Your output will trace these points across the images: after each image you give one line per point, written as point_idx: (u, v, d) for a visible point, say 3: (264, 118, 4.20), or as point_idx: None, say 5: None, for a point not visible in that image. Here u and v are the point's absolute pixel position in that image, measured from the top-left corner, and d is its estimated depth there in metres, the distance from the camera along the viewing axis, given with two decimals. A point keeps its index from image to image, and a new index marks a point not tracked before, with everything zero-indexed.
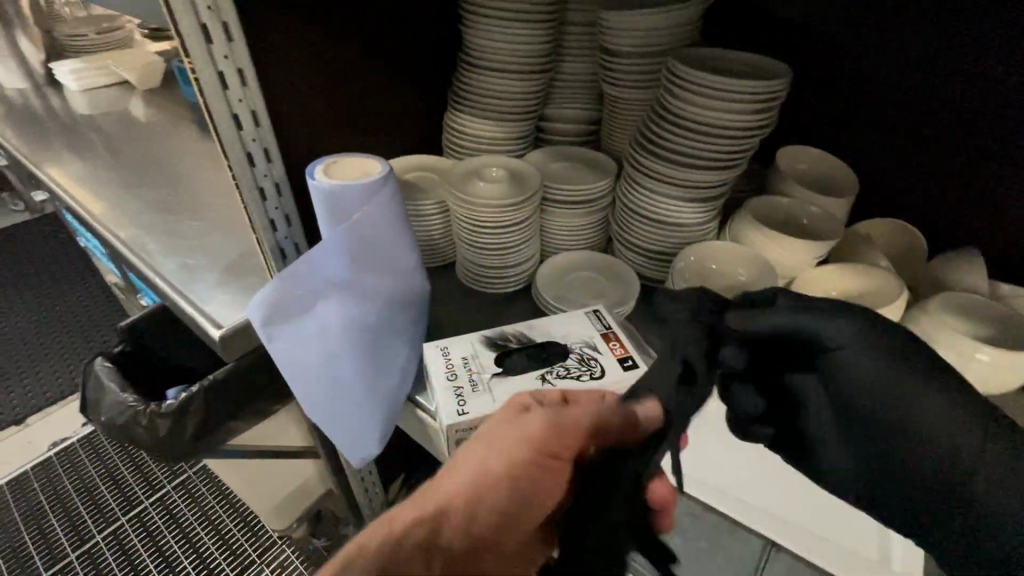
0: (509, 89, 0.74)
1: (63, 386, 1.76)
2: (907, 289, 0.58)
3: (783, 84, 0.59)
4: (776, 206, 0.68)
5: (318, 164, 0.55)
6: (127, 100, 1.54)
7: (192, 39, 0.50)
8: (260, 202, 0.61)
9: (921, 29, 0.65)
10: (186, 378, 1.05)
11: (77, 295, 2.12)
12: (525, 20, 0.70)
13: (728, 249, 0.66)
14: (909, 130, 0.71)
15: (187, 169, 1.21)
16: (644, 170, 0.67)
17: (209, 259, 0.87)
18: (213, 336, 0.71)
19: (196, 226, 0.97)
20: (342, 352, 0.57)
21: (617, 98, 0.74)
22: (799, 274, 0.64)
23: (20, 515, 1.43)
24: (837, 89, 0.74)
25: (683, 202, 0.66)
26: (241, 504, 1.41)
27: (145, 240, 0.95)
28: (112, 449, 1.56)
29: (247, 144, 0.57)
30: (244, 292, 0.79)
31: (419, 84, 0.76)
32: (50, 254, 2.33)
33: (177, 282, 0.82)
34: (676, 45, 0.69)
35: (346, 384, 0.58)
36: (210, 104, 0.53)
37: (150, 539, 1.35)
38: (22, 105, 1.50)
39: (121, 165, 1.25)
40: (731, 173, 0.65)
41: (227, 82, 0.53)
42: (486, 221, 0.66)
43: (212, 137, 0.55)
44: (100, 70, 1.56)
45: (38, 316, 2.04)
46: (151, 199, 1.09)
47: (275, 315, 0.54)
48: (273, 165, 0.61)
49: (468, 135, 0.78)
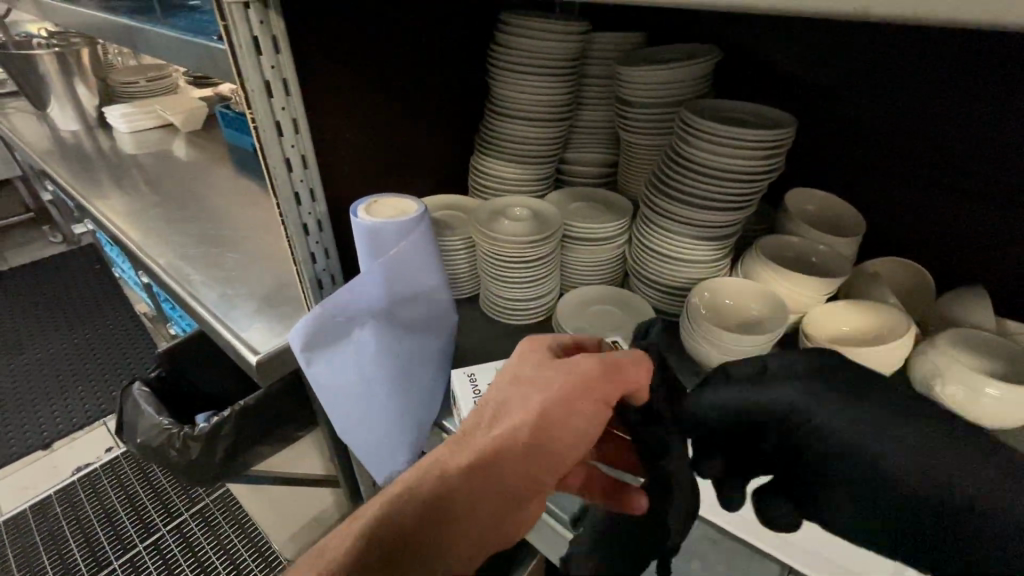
0: (533, 134, 0.80)
1: (90, 412, 1.81)
2: (913, 326, 0.61)
3: (788, 134, 0.63)
4: (784, 245, 0.72)
5: (361, 204, 0.61)
6: (171, 141, 1.65)
7: (256, 92, 0.56)
8: (303, 237, 0.66)
9: (919, 83, 0.70)
10: (215, 403, 1.09)
11: (107, 324, 2.20)
12: (549, 74, 0.76)
13: (739, 286, 0.69)
14: (913, 174, 0.75)
15: (224, 205, 1.29)
16: (659, 210, 0.72)
17: (246, 289, 0.92)
18: (250, 362, 0.75)
19: (234, 258, 1.03)
20: (375, 378, 0.60)
21: (633, 144, 0.79)
22: (809, 309, 0.67)
23: (42, 539, 1.45)
24: (840, 134, 0.79)
25: (696, 240, 0.70)
26: (257, 533, 1.42)
27: (186, 270, 1.01)
28: (133, 475, 1.59)
29: (295, 185, 0.63)
30: (279, 320, 0.83)
31: (448, 128, 0.82)
32: (84, 284, 2.43)
33: (217, 310, 0.87)
34: (689, 96, 0.74)
35: (377, 408, 0.61)
36: (266, 148, 0.59)
37: (166, 566, 1.36)
38: (75, 145, 1.62)
39: (163, 200, 1.34)
40: (742, 213, 0.69)
41: (282, 130, 0.59)
42: (511, 257, 0.70)
43: (265, 178, 0.61)
44: (148, 113, 1.69)
45: (69, 343, 2.11)
46: (191, 232, 1.16)
47: (314, 341, 0.58)
48: (316, 204, 0.66)
49: (494, 176, 0.83)
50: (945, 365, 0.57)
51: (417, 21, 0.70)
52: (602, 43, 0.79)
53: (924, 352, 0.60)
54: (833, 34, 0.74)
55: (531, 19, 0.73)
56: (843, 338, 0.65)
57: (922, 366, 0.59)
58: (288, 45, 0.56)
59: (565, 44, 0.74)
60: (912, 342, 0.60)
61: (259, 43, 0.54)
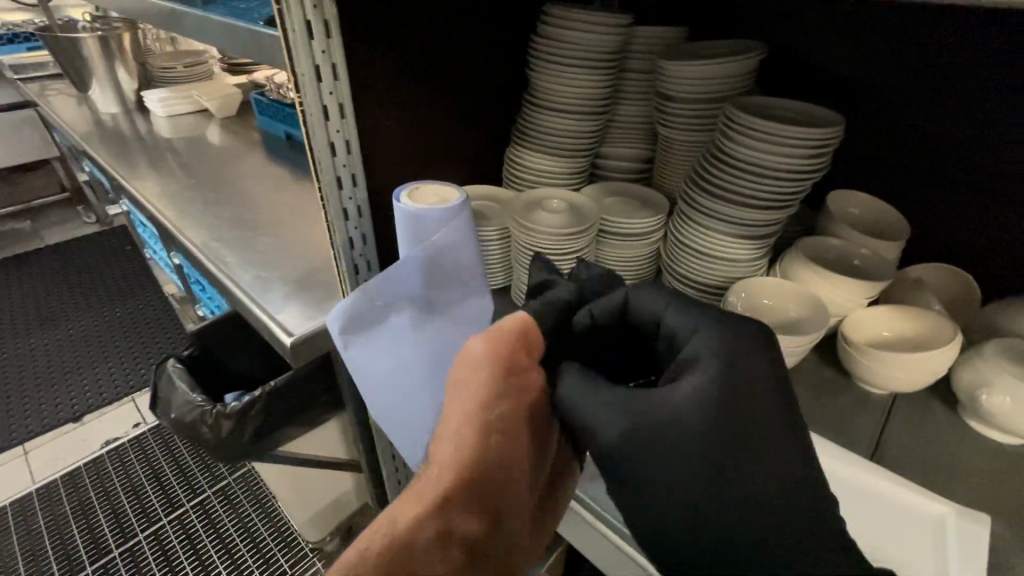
0: (570, 128, 0.79)
1: (119, 388, 1.87)
2: (960, 334, 0.60)
3: (836, 135, 0.62)
4: (825, 247, 0.70)
5: (403, 189, 0.61)
6: (205, 126, 1.67)
7: (306, 78, 0.57)
8: (343, 222, 0.67)
9: (972, 84, 0.68)
10: (243, 383, 1.12)
11: (138, 302, 2.26)
12: (590, 68, 0.76)
13: (776, 285, 0.67)
14: (965, 179, 0.72)
15: (256, 190, 1.31)
16: (697, 208, 0.71)
17: (280, 272, 0.94)
18: (285, 343, 0.76)
19: (268, 241, 1.05)
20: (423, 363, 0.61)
21: (672, 139, 0.78)
22: (850, 313, 0.66)
23: (72, 508, 1.50)
24: (884, 136, 0.77)
25: (736, 239, 0.69)
26: (278, 515, 1.45)
27: (220, 251, 1.03)
28: (160, 453, 1.64)
29: (338, 170, 0.64)
30: (312, 304, 0.85)
31: (486, 119, 0.82)
32: (115, 264, 2.50)
33: (251, 291, 0.89)
34: (732, 93, 0.73)
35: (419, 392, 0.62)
36: (313, 133, 0.60)
37: (189, 542, 1.39)
38: (114, 128, 1.66)
39: (196, 183, 1.36)
40: (782, 214, 0.68)
41: (328, 115, 0.60)
42: (545, 249, 0.70)
43: (309, 163, 0.62)
44: (184, 99, 1.72)
45: (101, 321, 2.17)
46: (225, 215, 1.19)
47: (359, 321, 0.59)
48: (357, 189, 0.67)
49: (529, 169, 0.83)
50: (992, 374, 0.56)
51: (462, 13, 0.71)
52: (643, 38, 0.79)
53: (970, 360, 0.59)
54: (884, 33, 0.73)
55: (576, 12, 0.73)
56: (884, 344, 0.64)
57: (968, 373, 0.58)
58: (339, 31, 0.57)
59: (608, 38, 0.73)
60: (958, 349, 0.59)
61: (311, 28, 0.55)
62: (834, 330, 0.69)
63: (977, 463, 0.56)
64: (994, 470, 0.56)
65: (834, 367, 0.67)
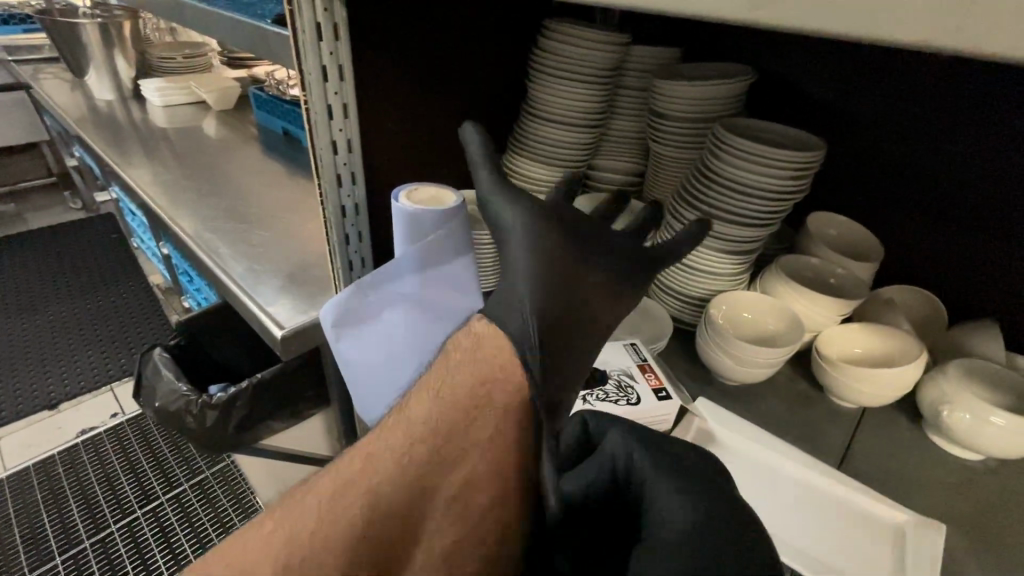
0: (565, 139, 0.82)
1: (99, 377, 1.84)
2: (925, 351, 0.63)
3: (816, 158, 0.66)
4: (803, 265, 0.73)
5: (402, 189, 0.63)
6: (202, 118, 1.67)
7: (312, 77, 0.58)
8: (340, 219, 0.68)
9: (943, 118, 0.72)
10: (228, 374, 1.12)
11: (122, 291, 2.24)
12: (586, 82, 0.78)
13: (756, 299, 0.70)
14: (939, 207, 0.76)
15: (251, 183, 1.32)
16: (683, 222, 0.74)
17: (273, 266, 0.95)
18: (275, 336, 0.77)
19: (262, 234, 1.06)
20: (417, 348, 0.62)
21: (663, 155, 0.81)
22: (824, 329, 0.69)
23: (43, 497, 1.47)
24: (863, 162, 0.81)
25: (720, 253, 0.72)
26: (255, 511, 1.44)
27: (213, 242, 1.04)
28: (137, 444, 1.62)
29: (338, 168, 0.65)
30: (304, 298, 0.86)
31: (485, 125, 0.85)
32: (101, 252, 2.47)
33: (244, 283, 0.90)
34: (720, 114, 0.76)
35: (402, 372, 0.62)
36: (315, 131, 0.61)
37: (162, 535, 1.38)
38: (108, 114, 1.65)
39: (191, 174, 1.37)
40: (764, 231, 0.71)
41: (332, 114, 0.62)
42: None
43: (310, 160, 0.63)
44: (182, 89, 1.72)
45: (83, 308, 2.14)
46: (219, 206, 1.19)
47: (349, 315, 0.62)
48: (356, 188, 0.68)
49: (523, 177, 0.86)
50: (953, 391, 0.59)
51: (466, 22, 0.73)
52: (639, 57, 0.82)
53: (934, 377, 0.62)
54: (865, 65, 0.77)
55: (575, 28, 0.75)
56: (855, 360, 0.67)
57: (931, 389, 0.61)
58: (347, 34, 0.59)
59: (605, 54, 0.76)
60: (924, 367, 0.62)
61: (321, 29, 0.57)
62: (809, 344, 0.72)
63: (940, 477, 0.59)
64: (952, 482, 0.59)
65: (807, 380, 0.70)
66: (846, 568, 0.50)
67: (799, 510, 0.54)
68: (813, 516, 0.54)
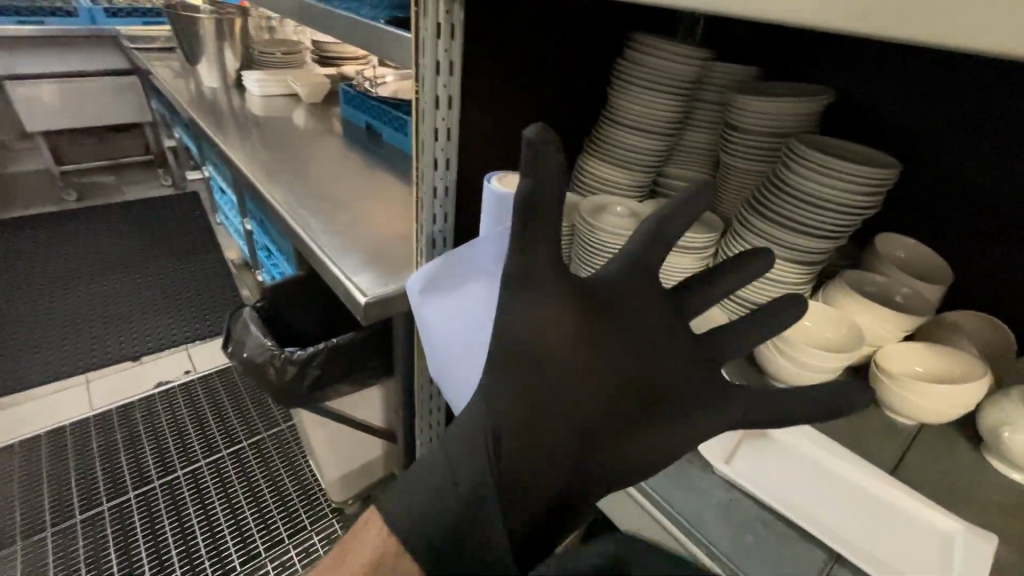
0: (639, 144, 0.87)
1: (176, 336, 2.01)
2: (990, 374, 0.64)
3: (891, 177, 0.68)
4: (868, 281, 0.75)
5: (493, 175, 0.69)
6: (293, 109, 1.83)
7: (427, 71, 0.66)
8: (431, 199, 0.76)
9: None
10: (301, 340, 1.22)
11: (202, 264, 2.44)
12: (666, 92, 0.83)
13: (819, 309, 0.72)
14: (1016, 237, 0.76)
15: (336, 170, 1.44)
16: (750, 230, 0.77)
17: (357, 242, 1.04)
18: (359, 302, 0.86)
19: (346, 215, 1.16)
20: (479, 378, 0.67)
21: (734, 166, 0.85)
22: (885, 344, 0.70)
23: (122, 438, 1.62)
24: (939, 188, 0.82)
25: (784, 262, 0.75)
26: (306, 475, 1.54)
27: (304, 217, 1.15)
28: (205, 401, 1.76)
29: (436, 153, 0.72)
30: (385, 273, 0.94)
31: (565, 126, 0.91)
32: (186, 226, 2.70)
33: (332, 254, 0.99)
34: (794, 130, 0.79)
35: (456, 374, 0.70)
36: (422, 118, 0.69)
37: (222, 485, 1.49)
38: (214, 99, 1.83)
39: (284, 157, 1.50)
40: (830, 244, 0.73)
41: (438, 104, 0.69)
42: (605, 247, 0.77)
43: (413, 144, 0.71)
44: (279, 82, 1.89)
45: (167, 275, 2.35)
46: (308, 187, 1.31)
47: (437, 282, 0.69)
48: (448, 173, 0.76)
49: (595, 177, 0.91)
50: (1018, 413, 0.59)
51: (562, 30, 0.79)
52: (719, 72, 0.86)
53: (998, 400, 0.62)
54: (949, 93, 0.78)
55: (661, 41, 0.81)
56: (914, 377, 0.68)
57: (994, 411, 0.62)
58: (461, 34, 0.67)
59: (687, 67, 0.81)
60: (987, 389, 0.63)
61: (440, 29, 0.64)
62: (868, 358, 0.73)
63: (995, 496, 0.60)
64: (1010, 504, 0.59)
65: (863, 394, 0.71)
66: (907, 570, 0.51)
67: (849, 508, 0.56)
68: (863, 515, 0.55)
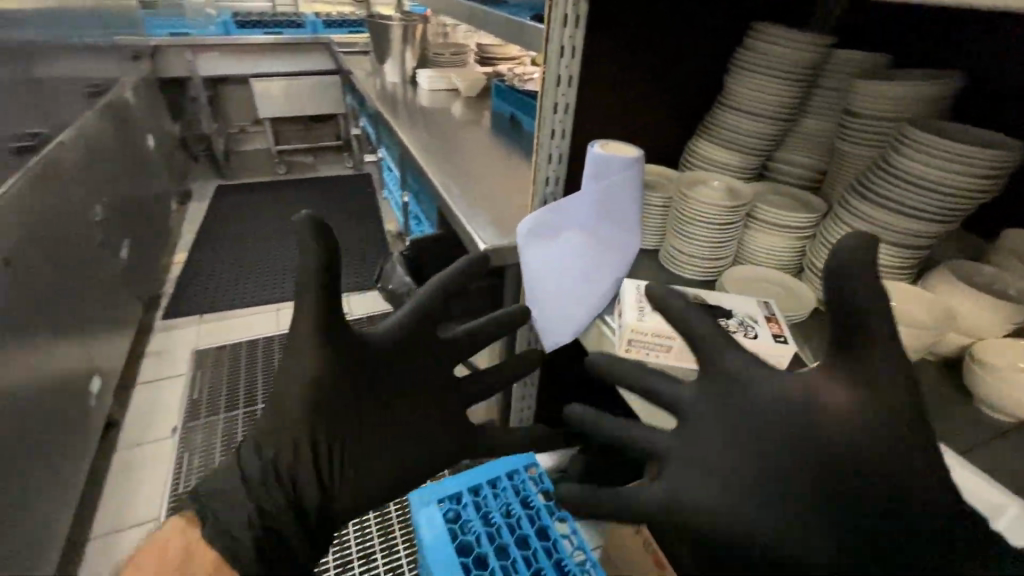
0: (749, 127, 0.92)
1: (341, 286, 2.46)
2: None
3: (1011, 162, 0.65)
4: (979, 273, 0.72)
5: (597, 142, 0.80)
6: (453, 101, 2.12)
7: (553, 55, 0.80)
8: (546, 163, 0.90)
9: None
10: None
11: (367, 233, 2.92)
12: (781, 78, 0.87)
13: (913, 292, 0.71)
14: None
15: (479, 152, 1.67)
16: (850, 211, 0.78)
17: (486, 207, 1.24)
18: (480, 249, 1.04)
19: (482, 186, 1.37)
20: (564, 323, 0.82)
21: (847, 152, 0.85)
22: (985, 336, 0.68)
23: None
24: None
25: (881, 244, 0.75)
26: None
27: (449, 185, 1.38)
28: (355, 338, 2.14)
29: (553, 123, 0.86)
30: (504, 231, 1.11)
31: (678, 111, 0.99)
32: (359, 202, 3.23)
33: (466, 213, 1.19)
34: (913, 116, 0.78)
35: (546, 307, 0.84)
36: (544, 93, 0.83)
37: None
38: (393, 92, 2.20)
39: (440, 139, 1.78)
40: (936, 230, 0.72)
41: (559, 82, 0.83)
42: (696, 216, 0.84)
43: (535, 115, 0.86)
44: (445, 78, 2.20)
45: (341, 238, 2.86)
46: (455, 163, 1.55)
47: (540, 228, 0.83)
48: (563, 142, 0.89)
49: (702, 157, 0.97)
50: None
51: (682, 20, 0.88)
52: (844, 59, 0.87)
53: None
54: None
55: (780, 28, 0.85)
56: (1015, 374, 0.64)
57: None
58: (586, 23, 0.79)
59: (805, 54, 0.84)
60: None
61: (567, 19, 0.78)
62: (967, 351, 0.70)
63: None
64: None
65: (955, 385, 0.69)
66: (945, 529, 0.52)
67: None
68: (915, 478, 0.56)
